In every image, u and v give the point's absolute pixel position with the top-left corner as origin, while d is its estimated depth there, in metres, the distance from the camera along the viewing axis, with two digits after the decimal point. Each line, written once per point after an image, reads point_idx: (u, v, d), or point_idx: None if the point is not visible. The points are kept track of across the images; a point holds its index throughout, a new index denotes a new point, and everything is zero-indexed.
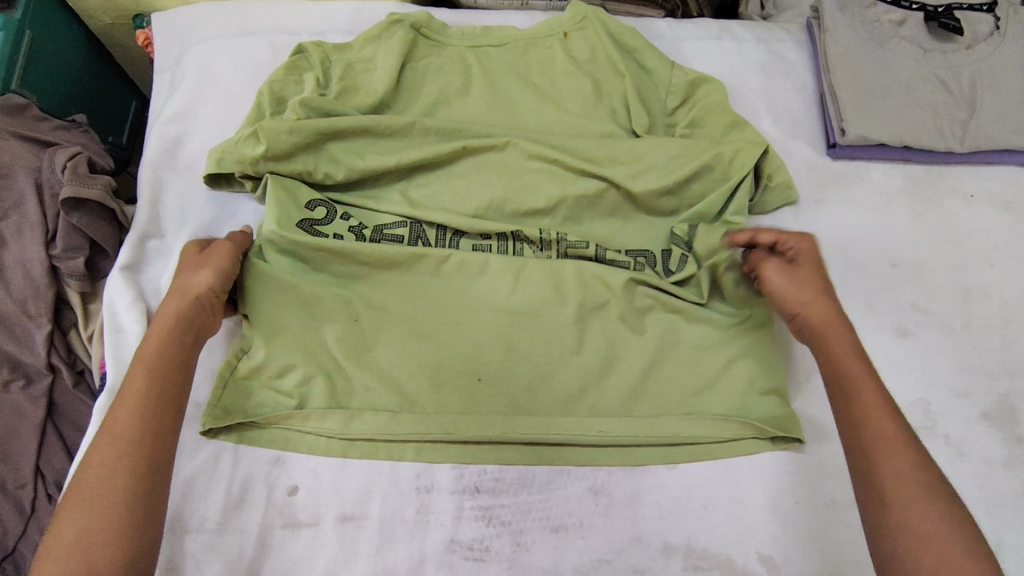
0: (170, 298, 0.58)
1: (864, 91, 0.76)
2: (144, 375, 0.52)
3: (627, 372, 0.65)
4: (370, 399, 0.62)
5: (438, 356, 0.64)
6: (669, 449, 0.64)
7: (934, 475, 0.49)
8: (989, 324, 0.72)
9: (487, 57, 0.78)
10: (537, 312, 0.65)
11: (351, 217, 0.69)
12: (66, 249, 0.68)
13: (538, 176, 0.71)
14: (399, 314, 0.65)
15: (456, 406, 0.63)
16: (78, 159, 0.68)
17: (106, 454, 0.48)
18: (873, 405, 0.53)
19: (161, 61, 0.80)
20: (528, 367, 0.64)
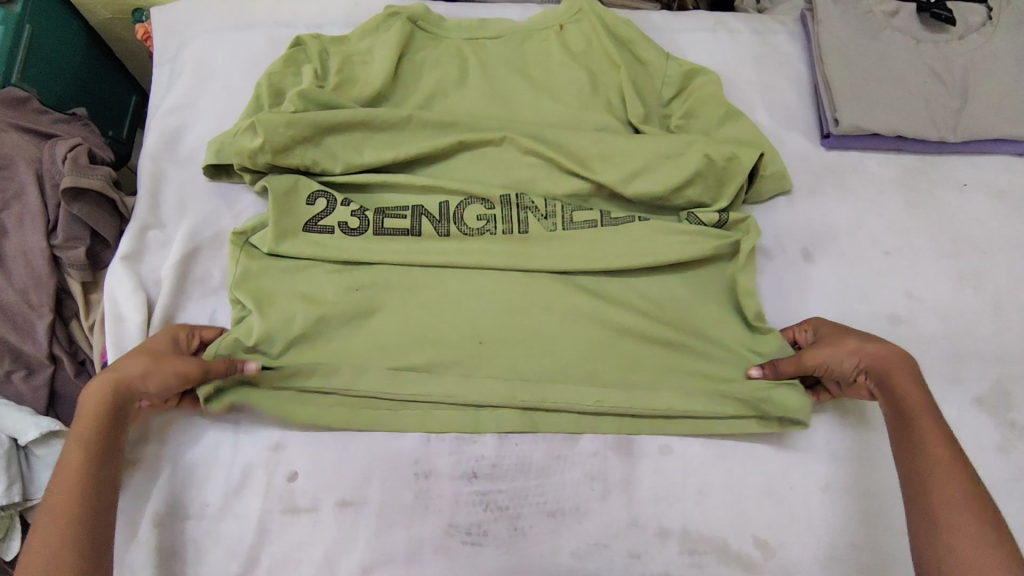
0: (96, 381, 0.55)
1: (857, 82, 0.77)
2: (81, 450, 0.52)
3: (626, 342, 0.66)
4: (371, 359, 0.64)
5: (437, 322, 0.65)
6: (667, 427, 0.65)
7: (987, 503, 0.50)
8: (982, 312, 0.73)
9: (484, 49, 0.79)
10: (536, 280, 0.67)
11: (352, 201, 0.70)
12: (68, 239, 0.68)
13: (532, 171, 0.72)
14: (398, 288, 0.66)
15: (459, 368, 0.64)
16: (78, 150, 0.68)
17: (48, 534, 0.47)
18: (929, 433, 0.55)
19: (160, 54, 0.80)
20: (529, 333, 0.66)
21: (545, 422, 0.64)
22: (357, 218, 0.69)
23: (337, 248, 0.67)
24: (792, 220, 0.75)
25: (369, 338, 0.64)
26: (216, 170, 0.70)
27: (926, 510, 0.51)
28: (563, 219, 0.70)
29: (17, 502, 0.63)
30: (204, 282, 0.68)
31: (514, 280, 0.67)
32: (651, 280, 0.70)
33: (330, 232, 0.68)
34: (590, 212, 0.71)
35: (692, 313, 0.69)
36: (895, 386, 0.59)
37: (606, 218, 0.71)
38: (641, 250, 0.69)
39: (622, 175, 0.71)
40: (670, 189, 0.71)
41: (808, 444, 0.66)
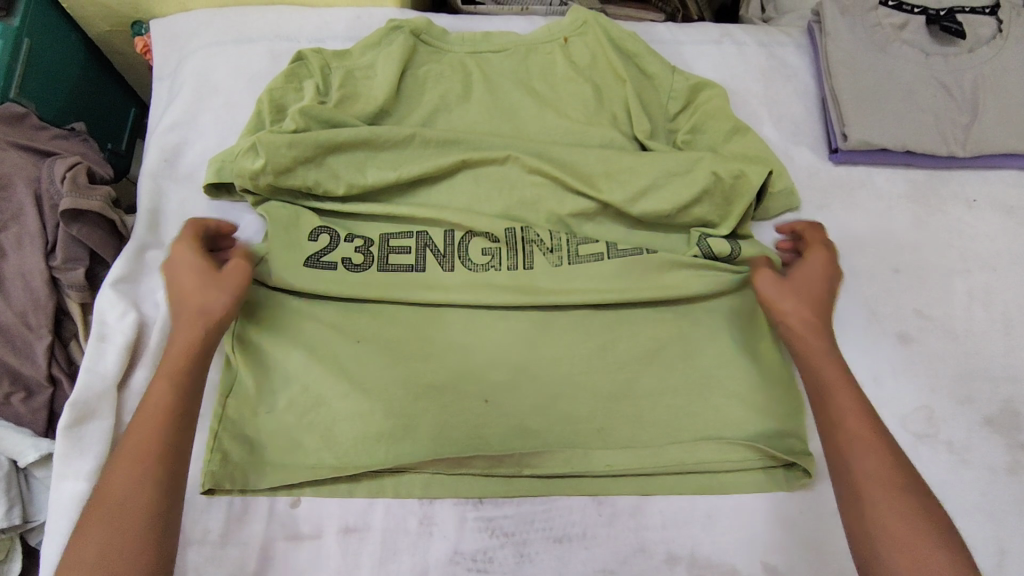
0: (185, 320, 0.58)
1: (866, 97, 0.76)
2: (166, 398, 0.54)
3: (638, 395, 0.66)
4: (373, 423, 0.62)
5: (442, 378, 0.64)
6: (680, 479, 0.63)
7: (901, 469, 0.53)
8: (992, 330, 0.72)
9: (487, 63, 0.78)
10: (541, 328, 0.67)
11: (355, 236, 0.69)
12: (66, 260, 0.66)
13: (538, 190, 0.72)
14: (399, 336, 0.66)
15: (464, 430, 0.62)
16: (78, 169, 0.68)
17: (126, 471, 0.50)
18: (846, 407, 0.57)
19: (160, 68, 0.79)
20: (536, 390, 0.65)
21: (550, 472, 0.62)
22: (362, 254, 0.68)
23: (340, 283, 0.66)
24: None
25: (370, 383, 0.63)
26: (216, 190, 0.69)
27: (847, 483, 0.54)
28: (569, 253, 0.69)
29: (17, 525, 0.66)
30: None
31: (521, 328, 0.67)
32: (659, 322, 0.68)
33: (333, 267, 0.67)
34: (596, 245, 0.70)
35: (701, 357, 0.67)
36: (803, 349, 0.62)
37: (614, 250, 0.70)
38: (648, 290, 0.68)
39: (629, 197, 0.70)
40: (676, 210, 0.70)
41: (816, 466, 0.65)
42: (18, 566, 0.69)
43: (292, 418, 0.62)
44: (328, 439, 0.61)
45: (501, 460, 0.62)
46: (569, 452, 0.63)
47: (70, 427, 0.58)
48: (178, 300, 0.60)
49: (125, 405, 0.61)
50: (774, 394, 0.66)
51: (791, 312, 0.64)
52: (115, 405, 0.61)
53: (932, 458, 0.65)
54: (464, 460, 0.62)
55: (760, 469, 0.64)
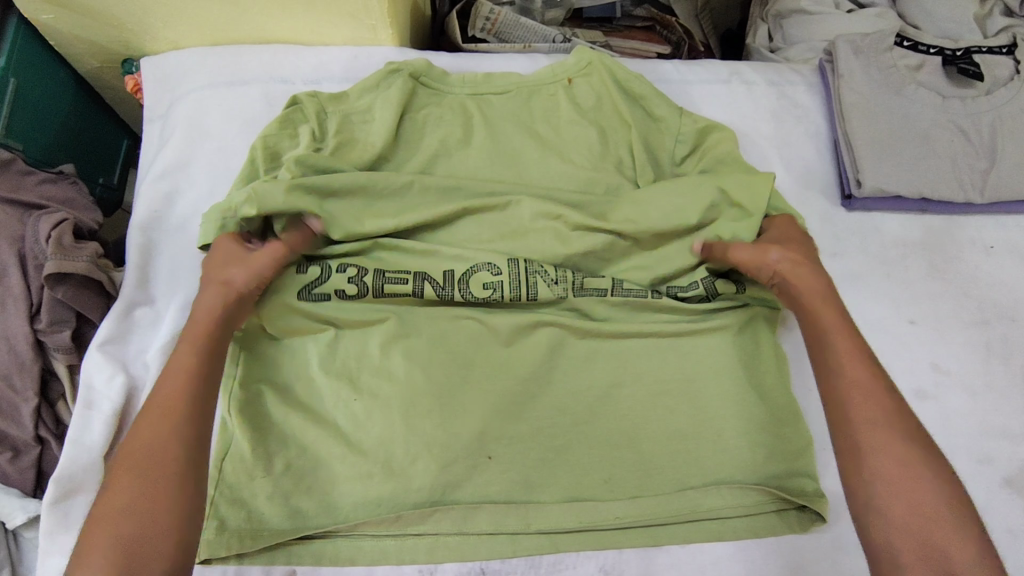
0: (206, 291, 0.59)
1: (880, 142, 0.74)
2: (191, 358, 0.54)
3: (648, 439, 0.64)
4: (370, 482, 0.59)
5: (442, 434, 0.60)
6: (692, 528, 0.62)
7: (908, 417, 0.51)
8: (1012, 386, 0.69)
9: (489, 105, 0.75)
10: (546, 376, 0.65)
11: (347, 265, 0.65)
12: (52, 322, 0.64)
13: (541, 241, 0.69)
14: (394, 389, 0.61)
15: (468, 488, 0.60)
16: (63, 228, 0.65)
17: (156, 427, 0.49)
18: (849, 355, 0.55)
19: (151, 110, 0.77)
20: (543, 440, 0.63)
21: (559, 526, 0.60)
22: (356, 285, 0.65)
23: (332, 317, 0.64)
24: None
25: (368, 445, 0.60)
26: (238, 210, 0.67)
27: (849, 432, 0.52)
28: (573, 291, 0.67)
29: None
30: None
31: (524, 375, 0.64)
32: (664, 367, 0.66)
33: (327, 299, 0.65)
34: (602, 281, 0.68)
35: (707, 399, 0.65)
36: (813, 305, 0.60)
37: (618, 290, 0.68)
38: (648, 331, 0.67)
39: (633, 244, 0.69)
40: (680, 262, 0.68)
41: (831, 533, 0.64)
42: None
43: (288, 484, 0.59)
44: (327, 505, 0.59)
45: (507, 517, 0.60)
46: (575, 505, 0.61)
47: (56, 503, 0.57)
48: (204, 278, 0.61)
49: None
50: (785, 444, 0.65)
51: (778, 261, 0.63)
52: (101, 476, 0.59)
53: None
54: (472, 520, 0.60)
55: (775, 513, 0.63)
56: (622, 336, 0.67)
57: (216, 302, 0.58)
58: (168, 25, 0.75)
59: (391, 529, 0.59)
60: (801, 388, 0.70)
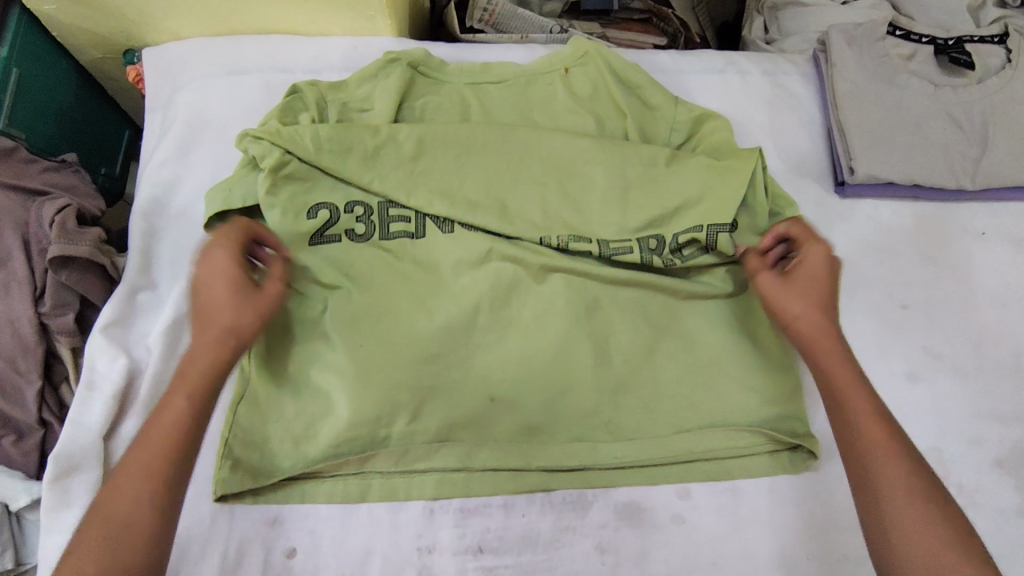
0: (206, 321, 0.56)
1: (873, 129, 0.75)
2: (185, 397, 0.52)
3: (644, 383, 0.67)
4: (380, 429, 0.62)
5: (449, 376, 0.65)
6: (686, 467, 0.65)
7: (924, 475, 0.51)
8: (1002, 369, 0.70)
9: (487, 95, 0.76)
10: (544, 324, 0.68)
11: (354, 206, 0.69)
12: (55, 306, 0.65)
13: (538, 228, 0.70)
14: (404, 333, 0.65)
15: (474, 432, 0.64)
16: (66, 213, 0.66)
17: (136, 475, 0.49)
18: (858, 407, 0.54)
19: (152, 100, 0.78)
20: (543, 388, 0.66)
21: (560, 462, 0.64)
22: (364, 225, 0.69)
23: (343, 262, 0.68)
24: None
25: (371, 413, 0.62)
26: (257, 139, 0.67)
27: (868, 487, 0.51)
28: (560, 249, 0.70)
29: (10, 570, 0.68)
30: None
31: (526, 323, 0.68)
32: (656, 317, 0.70)
33: (338, 240, 0.69)
34: (588, 242, 0.69)
35: (700, 347, 0.69)
36: (830, 360, 0.57)
37: (606, 248, 0.69)
38: (645, 279, 0.70)
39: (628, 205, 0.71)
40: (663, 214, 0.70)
41: (822, 511, 0.65)
42: None
43: (292, 453, 0.61)
44: (335, 468, 0.62)
45: (512, 455, 0.63)
46: (577, 445, 0.64)
47: (56, 480, 0.58)
48: (194, 291, 0.57)
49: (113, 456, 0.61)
50: (775, 405, 0.66)
51: (802, 313, 0.59)
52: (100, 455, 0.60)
53: None
54: (477, 458, 0.63)
55: (766, 460, 0.65)
56: (617, 284, 0.70)
57: (220, 339, 0.55)
58: (170, 16, 0.76)
59: (393, 502, 0.62)
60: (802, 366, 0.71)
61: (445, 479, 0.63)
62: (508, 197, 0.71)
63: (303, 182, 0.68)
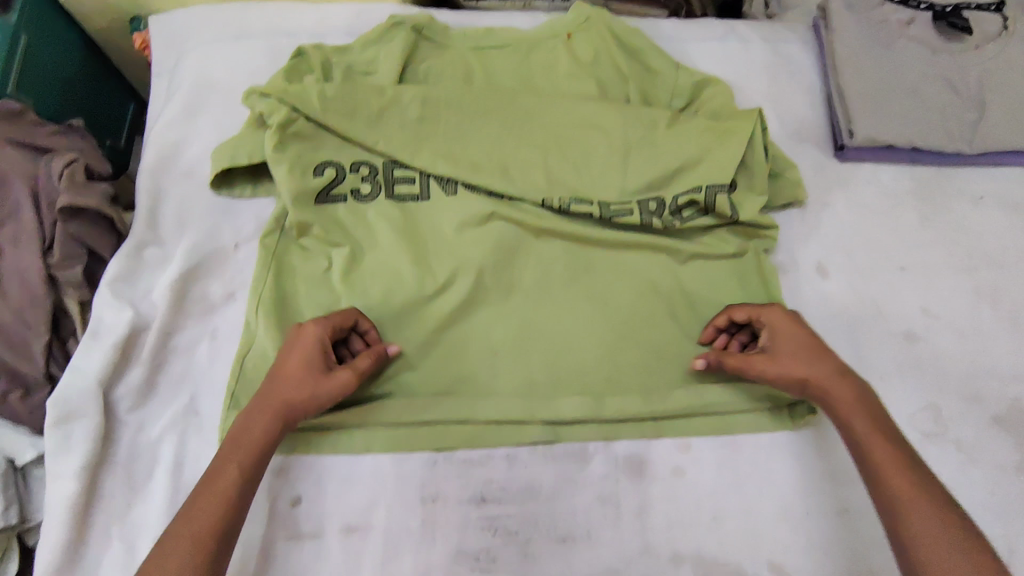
0: (270, 400, 0.55)
1: (872, 93, 0.75)
2: (237, 474, 0.51)
3: (646, 341, 0.68)
4: (386, 383, 0.64)
5: (453, 334, 0.66)
6: (688, 421, 0.65)
7: (962, 529, 0.47)
8: (999, 329, 0.71)
9: (489, 60, 0.77)
10: (546, 284, 0.69)
11: (360, 165, 0.70)
12: (64, 257, 0.66)
13: (540, 189, 0.70)
14: (409, 290, 0.66)
15: (477, 386, 0.65)
16: (75, 167, 0.68)
17: (174, 554, 0.47)
18: (886, 463, 0.51)
19: (158, 65, 0.78)
20: (545, 344, 0.67)
21: (563, 416, 0.64)
22: (369, 185, 0.70)
23: (350, 219, 0.69)
24: (805, 234, 0.74)
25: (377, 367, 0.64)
26: (265, 97, 0.69)
27: (906, 551, 0.48)
28: (561, 210, 0.70)
29: (15, 525, 0.65)
30: (204, 301, 0.67)
31: (529, 281, 0.69)
32: (659, 276, 0.70)
33: (344, 199, 0.69)
34: (589, 203, 0.69)
35: (700, 308, 0.70)
36: (846, 416, 0.56)
37: (606, 210, 0.70)
38: (646, 241, 0.70)
39: (627, 169, 0.71)
40: (663, 176, 0.71)
41: (823, 465, 0.65)
42: (14, 566, 0.67)
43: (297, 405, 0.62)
44: (340, 420, 0.62)
45: (515, 409, 0.63)
46: (580, 398, 0.65)
47: (57, 425, 0.59)
48: (274, 372, 0.57)
49: (111, 404, 0.62)
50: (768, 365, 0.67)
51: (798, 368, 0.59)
52: (101, 401, 0.61)
53: (939, 456, 0.65)
54: (480, 411, 0.63)
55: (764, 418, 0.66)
56: (618, 247, 0.71)
57: (276, 418, 0.55)
58: None
59: (396, 453, 0.62)
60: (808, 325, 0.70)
61: (449, 432, 0.63)
62: (510, 160, 0.71)
63: (309, 141, 0.69)
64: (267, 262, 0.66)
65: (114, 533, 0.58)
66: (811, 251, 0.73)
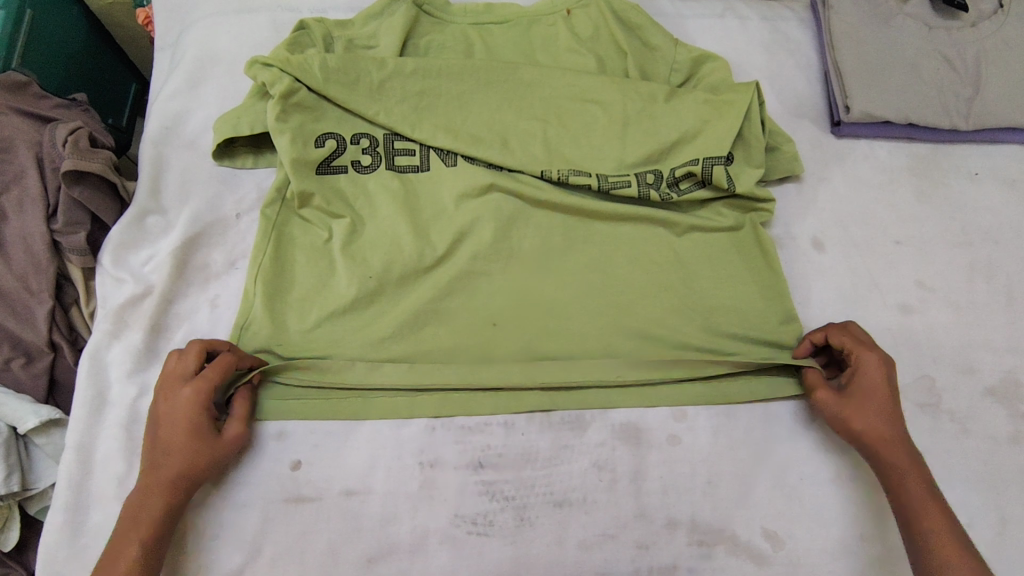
0: (160, 464, 0.55)
1: (869, 68, 0.76)
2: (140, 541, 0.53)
3: (646, 313, 0.67)
4: (385, 352, 0.64)
5: (451, 304, 0.66)
6: (687, 391, 0.65)
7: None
8: (994, 303, 0.72)
9: (490, 34, 0.78)
10: (546, 255, 0.69)
11: (360, 136, 0.71)
12: (67, 224, 0.67)
13: (537, 160, 0.71)
14: (409, 260, 0.67)
15: (473, 355, 0.65)
16: (78, 134, 0.68)
17: None
18: (931, 520, 0.55)
19: (161, 39, 0.79)
20: (543, 313, 0.67)
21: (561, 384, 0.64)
22: (369, 156, 0.70)
23: (351, 189, 0.69)
24: (802, 208, 0.74)
25: (376, 334, 0.64)
26: (266, 67, 0.69)
27: None
28: (560, 182, 0.71)
29: (16, 492, 0.63)
30: (206, 269, 0.68)
31: (529, 251, 0.69)
32: (656, 247, 0.71)
33: (345, 170, 0.70)
34: (587, 175, 0.70)
35: (699, 278, 0.70)
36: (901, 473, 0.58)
37: (604, 182, 0.70)
38: (643, 213, 0.71)
39: (626, 140, 0.72)
40: (661, 149, 0.71)
41: (818, 433, 0.65)
42: (15, 534, 0.66)
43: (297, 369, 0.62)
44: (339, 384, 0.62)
45: (512, 376, 0.63)
46: (576, 366, 0.65)
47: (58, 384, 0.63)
48: (161, 431, 0.57)
49: (110, 369, 0.63)
50: (769, 331, 0.67)
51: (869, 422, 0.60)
52: (92, 363, 0.63)
53: (932, 425, 0.65)
54: (478, 378, 0.63)
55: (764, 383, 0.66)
56: (615, 220, 0.71)
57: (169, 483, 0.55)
58: None
59: (395, 417, 0.63)
60: (804, 298, 0.71)
61: (448, 394, 0.64)
62: (509, 131, 0.72)
63: (311, 112, 0.70)
64: (268, 229, 0.66)
65: (117, 492, 0.59)
66: (807, 225, 0.74)
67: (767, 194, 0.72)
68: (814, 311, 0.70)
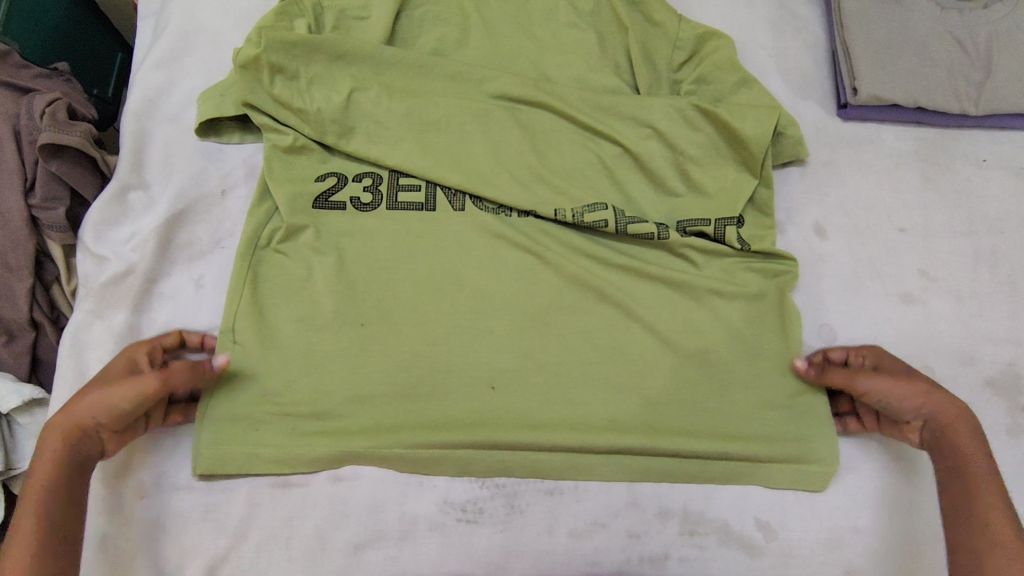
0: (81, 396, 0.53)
1: (878, 49, 0.74)
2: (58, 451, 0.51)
3: (654, 383, 0.62)
4: (373, 414, 0.60)
5: (445, 357, 0.61)
6: (689, 466, 0.61)
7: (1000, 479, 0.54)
8: (996, 293, 0.70)
9: (487, 6, 0.74)
10: (552, 311, 0.64)
11: (362, 177, 0.67)
12: (46, 198, 0.66)
13: (530, 143, 0.69)
14: (405, 310, 0.63)
15: (466, 416, 0.60)
16: (57, 106, 0.66)
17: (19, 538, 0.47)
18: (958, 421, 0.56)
19: (144, 6, 0.76)
20: (544, 374, 0.62)
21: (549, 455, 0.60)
22: (370, 194, 0.67)
23: (348, 224, 0.66)
24: (805, 193, 0.73)
25: (364, 389, 0.60)
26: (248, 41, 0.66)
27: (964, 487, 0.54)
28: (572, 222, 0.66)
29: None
30: (190, 248, 0.66)
31: (533, 309, 0.64)
32: (666, 296, 0.65)
33: (343, 207, 0.66)
34: (603, 212, 0.66)
35: (716, 345, 0.64)
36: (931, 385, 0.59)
37: (620, 224, 0.66)
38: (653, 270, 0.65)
39: (626, 125, 0.69)
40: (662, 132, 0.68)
41: None
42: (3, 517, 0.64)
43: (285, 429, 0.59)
44: (315, 454, 0.58)
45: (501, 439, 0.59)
46: (575, 432, 0.60)
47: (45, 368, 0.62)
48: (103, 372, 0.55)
49: (89, 349, 0.61)
50: (787, 408, 0.63)
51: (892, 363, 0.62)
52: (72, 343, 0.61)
53: None
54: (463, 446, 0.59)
55: (783, 466, 0.61)
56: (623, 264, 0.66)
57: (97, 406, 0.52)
58: None
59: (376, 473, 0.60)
60: (804, 284, 0.69)
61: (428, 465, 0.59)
62: (502, 135, 0.68)
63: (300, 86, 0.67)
64: (253, 268, 0.63)
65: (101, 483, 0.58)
66: (810, 212, 0.72)
67: (790, 257, 0.67)
68: (814, 298, 0.69)
